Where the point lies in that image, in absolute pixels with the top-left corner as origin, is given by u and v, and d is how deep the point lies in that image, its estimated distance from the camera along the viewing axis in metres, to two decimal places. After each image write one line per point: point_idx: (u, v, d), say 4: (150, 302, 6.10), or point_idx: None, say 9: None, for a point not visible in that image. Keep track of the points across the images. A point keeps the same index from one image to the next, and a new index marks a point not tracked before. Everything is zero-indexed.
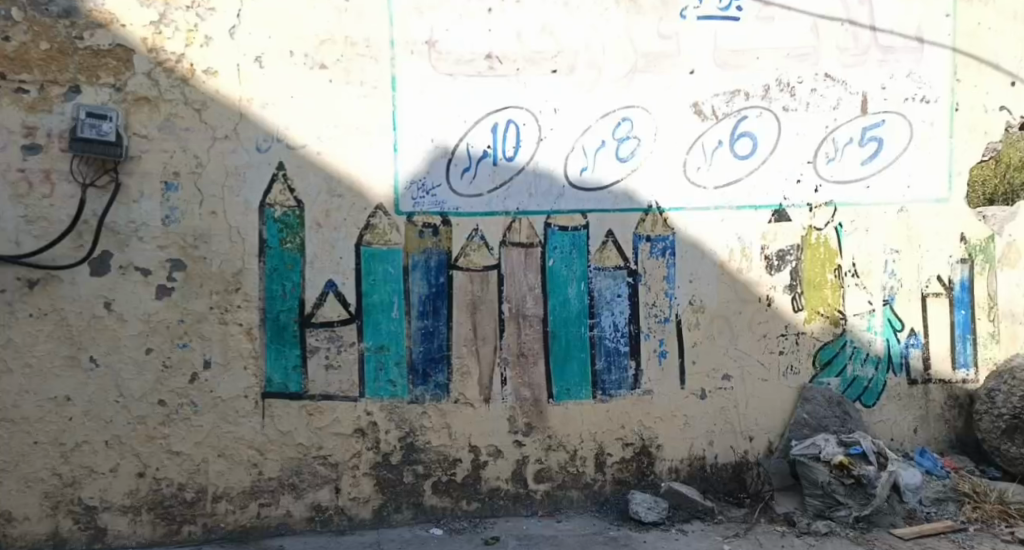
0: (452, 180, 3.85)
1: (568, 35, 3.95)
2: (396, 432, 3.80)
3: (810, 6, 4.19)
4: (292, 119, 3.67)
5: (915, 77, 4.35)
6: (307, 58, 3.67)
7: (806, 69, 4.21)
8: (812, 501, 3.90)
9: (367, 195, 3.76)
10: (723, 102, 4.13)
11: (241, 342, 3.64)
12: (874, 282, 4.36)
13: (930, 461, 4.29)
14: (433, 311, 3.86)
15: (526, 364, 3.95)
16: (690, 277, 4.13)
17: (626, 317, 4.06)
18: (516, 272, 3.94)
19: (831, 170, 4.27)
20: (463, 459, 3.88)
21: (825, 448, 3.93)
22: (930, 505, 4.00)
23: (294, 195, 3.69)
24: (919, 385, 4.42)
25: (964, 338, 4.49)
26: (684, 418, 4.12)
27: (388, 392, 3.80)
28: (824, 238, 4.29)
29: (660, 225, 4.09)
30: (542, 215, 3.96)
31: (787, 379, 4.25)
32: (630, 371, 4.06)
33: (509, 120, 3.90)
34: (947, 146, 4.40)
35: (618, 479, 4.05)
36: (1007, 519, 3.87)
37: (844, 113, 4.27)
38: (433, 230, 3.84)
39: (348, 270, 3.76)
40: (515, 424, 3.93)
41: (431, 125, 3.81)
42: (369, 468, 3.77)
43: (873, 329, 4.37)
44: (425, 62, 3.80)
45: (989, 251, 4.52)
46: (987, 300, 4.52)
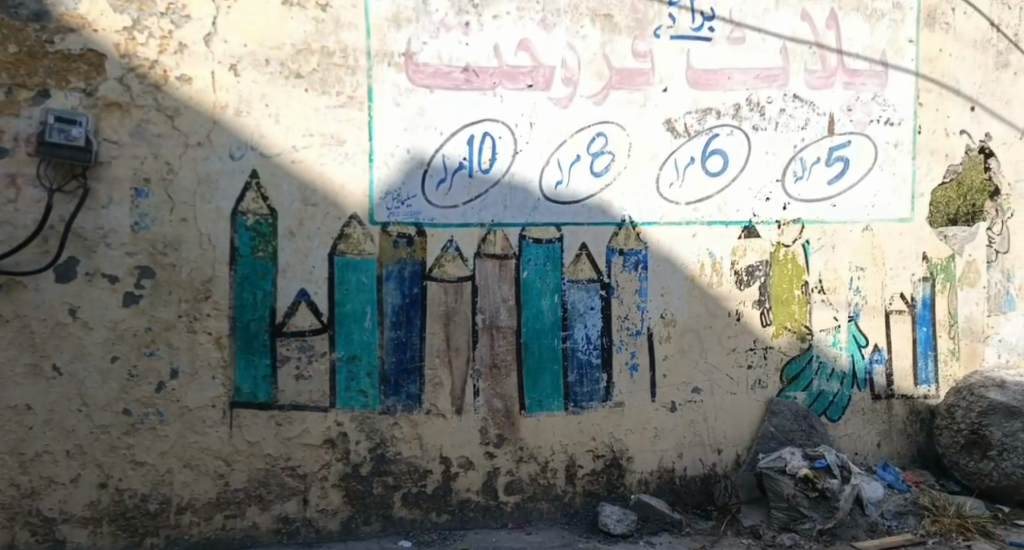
0: (427, 191, 3.86)
1: (545, 51, 4.00)
2: (366, 443, 3.78)
3: (780, 29, 4.31)
4: (266, 128, 3.66)
5: (880, 100, 4.48)
6: (283, 67, 3.67)
7: (776, 89, 4.31)
8: (777, 513, 3.96)
9: (342, 204, 3.76)
10: (696, 120, 4.21)
11: (210, 351, 3.60)
12: (840, 299, 4.47)
13: (892, 475, 4.38)
14: (406, 321, 3.86)
15: (498, 376, 3.96)
16: (662, 291, 4.19)
17: (599, 329, 4.10)
18: (490, 283, 3.96)
19: (799, 189, 4.38)
20: (434, 471, 3.87)
21: (791, 461, 3.98)
22: (892, 519, 4.08)
23: (267, 203, 3.68)
24: (883, 400, 4.53)
25: (926, 354, 4.62)
26: (654, 431, 4.16)
27: (359, 403, 3.78)
28: (792, 254, 4.38)
29: (633, 239, 4.14)
30: (516, 227, 3.99)
31: (755, 393, 4.32)
32: (602, 383, 4.10)
33: (485, 132, 3.94)
34: (910, 167, 4.54)
35: (588, 491, 4.07)
36: (965, 533, 3.95)
37: (812, 133, 4.38)
38: (408, 240, 3.85)
39: (321, 279, 3.75)
40: (486, 435, 3.93)
41: (407, 136, 3.83)
42: (338, 479, 3.74)
43: (839, 344, 4.46)
44: (402, 73, 3.82)
45: (950, 270, 4.67)
46: (948, 318, 4.67)
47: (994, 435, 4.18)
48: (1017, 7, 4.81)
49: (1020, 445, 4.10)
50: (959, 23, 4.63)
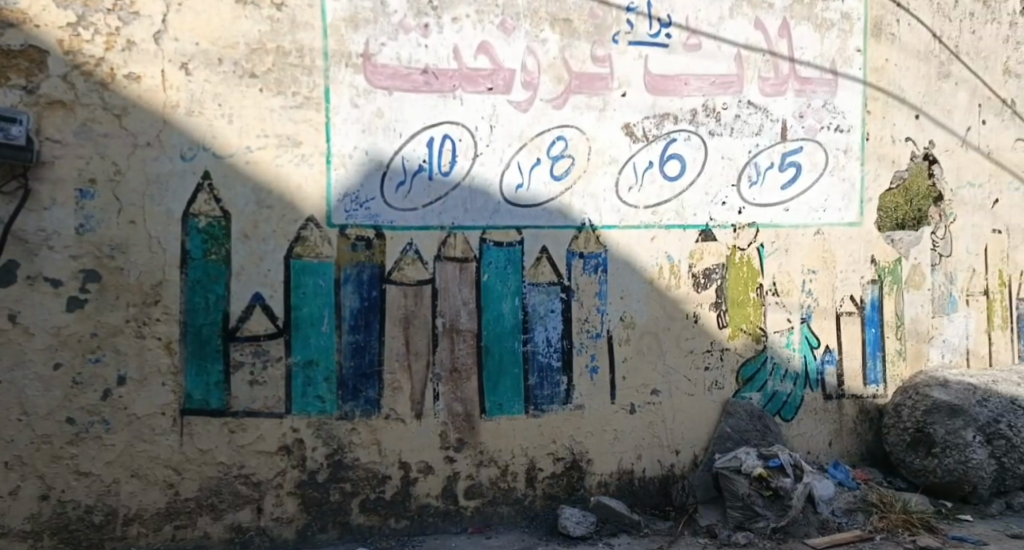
0: (386, 194, 3.83)
1: (504, 55, 4.01)
2: (323, 449, 3.72)
3: (735, 37, 4.40)
4: (220, 128, 3.57)
5: (830, 107, 4.61)
6: (236, 67, 3.59)
7: (731, 96, 4.41)
8: (733, 512, 4.01)
9: (299, 206, 3.70)
10: (654, 124, 4.27)
11: (159, 357, 3.50)
12: (793, 301, 4.57)
13: (843, 473, 4.51)
14: (365, 325, 3.81)
15: (458, 379, 3.94)
16: (621, 294, 4.23)
17: (559, 332, 4.12)
18: (450, 286, 3.94)
19: (754, 193, 4.47)
20: (392, 476, 3.82)
21: (746, 461, 4.06)
22: (842, 516, 4.18)
23: (220, 205, 3.59)
24: (834, 400, 4.66)
25: (875, 355, 4.77)
26: (613, 433, 4.19)
27: (316, 408, 3.72)
28: (748, 258, 4.47)
29: (593, 243, 4.17)
30: (477, 230, 3.98)
31: (712, 394, 4.40)
32: (562, 386, 4.11)
33: (445, 135, 3.92)
34: (859, 173, 4.68)
35: (548, 494, 4.08)
36: (911, 528, 4.03)
37: (766, 139, 4.49)
38: (366, 243, 3.80)
39: (276, 283, 3.68)
40: (446, 440, 3.91)
41: (366, 138, 3.79)
42: (294, 487, 3.67)
43: (792, 345, 4.57)
44: (360, 74, 3.78)
45: (897, 273, 4.83)
46: (895, 319, 4.83)
47: (938, 433, 4.32)
48: (958, 19, 5.00)
49: (961, 442, 4.25)
50: (904, 35, 4.80)
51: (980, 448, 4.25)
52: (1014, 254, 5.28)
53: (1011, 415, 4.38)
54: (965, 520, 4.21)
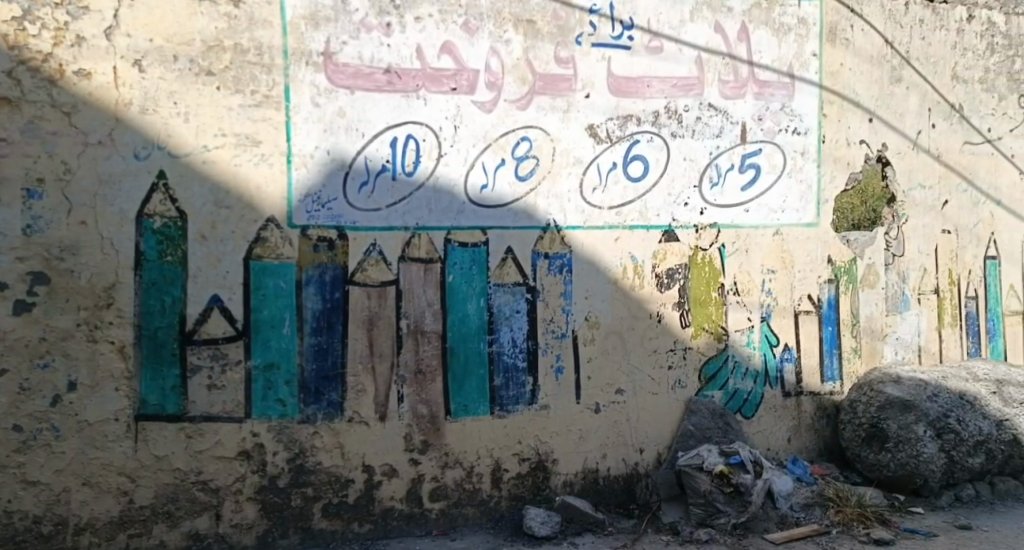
0: (348, 194, 3.78)
1: (468, 55, 4.00)
2: (284, 453, 3.66)
3: (695, 40, 4.47)
4: (175, 127, 3.49)
5: (788, 110, 4.71)
6: (191, 64, 3.51)
7: (692, 98, 4.47)
8: (695, 509, 4.04)
9: (258, 206, 3.63)
10: (617, 126, 4.31)
11: (112, 361, 3.40)
12: (753, 300, 4.66)
13: (801, 469, 4.61)
14: (328, 327, 3.76)
15: (423, 381, 3.92)
16: (586, 294, 4.25)
17: (524, 333, 4.12)
18: (415, 287, 3.91)
19: (715, 195, 4.54)
20: (356, 480, 3.77)
21: (707, 458, 4.10)
22: (800, 511, 4.23)
23: (176, 205, 3.51)
24: (792, 397, 4.76)
25: (831, 352, 4.89)
26: (579, 432, 4.21)
27: (277, 412, 3.65)
28: (709, 258, 4.54)
29: (557, 243, 4.19)
30: (441, 231, 3.96)
31: (675, 393, 4.45)
32: (527, 386, 4.12)
33: (409, 134, 3.89)
34: (816, 175, 4.79)
35: (513, 495, 4.08)
36: (865, 521, 4.11)
37: (726, 141, 4.56)
38: (329, 244, 3.75)
39: (235, 284, 3.60)
40: (410, 442, 3.88)
41: (328, 137, 3.74)
42: (253, 492, 3.60)
43: (752, 344, 4.65)
44: (321, 73, 3.72)
45: (852, 272, 4.96)
46: (851, 317, 4.95)
47: (890, 428, 4.44)
48: (909, 26, 5.16)
49: (913, 436, 4.37)
50: (857, 40, 4.93)
51: (930, 442, 4.38)
52: (963, 254, 5.45)
53: (959, 410, 4.54)
54: (916, 512, 4.34)
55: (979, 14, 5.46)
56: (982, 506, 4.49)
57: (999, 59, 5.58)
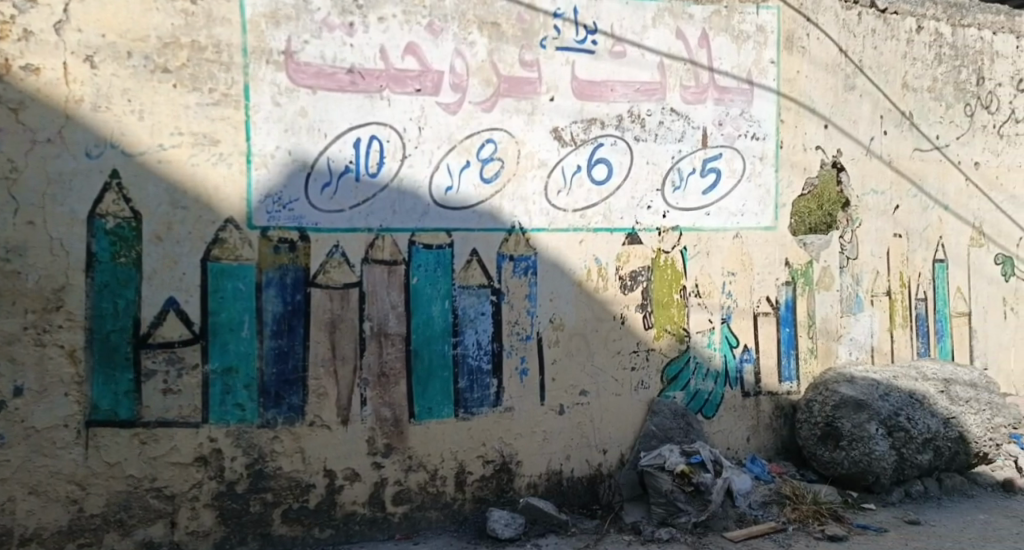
0: (310, 195, 3.73)
1: (432, 56, 3.99)
2: (243, 459, 3.58)
3: (657, 46, 4.54)
4: (128, 125, 3.40)
5: (747, 116, 4.81)
6: (146, 61, 3.42)
7: (655, 103, 4.54)
8: (657, 508, 4.09)
9: (217, 207, 3.56)
10: (582, 129, 4.35)
11: (62, 366, 3.30)
12: (714, 302, 4.74)
13: (759, 467, 4.69)
14: (289, 329, 3.70)
15: (386, 384, 3.88)
16: (550, 296, 4.27)
17: (489, 335, 4.12)
18: (378, 289, 3.88)
19: (677, 198, 4.61)
20: (317, 485, 3.72)
21: (669, 457, 4.16)
22: (758, 509, 4.29)
23: (130, 205, 3.42)
24: (752, 397, 4.85)
25: (789, 353, 5.00)
26: (543, 434, 4.22)
27: (235, 417, 3.58)
28: (671, 260, 4.60)
29: (522, 245, 4.20)
30: (406, 232, 3.94)
31: (638, 393, 4.50)
32: (491, 389, 4.12)
33: (372, 136, 3.86)
34: (774, 180, 4.90)
35: (477, 497, 4.07)
36: (820, 518, 4.20)
37: (688, 146, 4.64)
38: (290, 246, 3.70)
39: (192, 286, 3.52)
40: (373, 446, 3.84)
41: (289, 137, 3.68)
42: (211, 499, 3.52)
43: (713, 345, 4.73)
44: (282, 72, 3.67)
45: (809, 274, 5.08)
46: (807, 319, 5.08)
47: (844, 427, 4.56)
48: (862, 35, 5.32)
49: (866, 435, 4.49)
50: (813, 48, 5.06)
51: (882, 440, 4.50)
52: (913, 257, 5.63)
53: (909, 409, 4.69)
54: (868, 508, 4.46)
55: (928, 25, 5.66)
56: (931, 502, 4.64)
57: (946, 69, 5.79)
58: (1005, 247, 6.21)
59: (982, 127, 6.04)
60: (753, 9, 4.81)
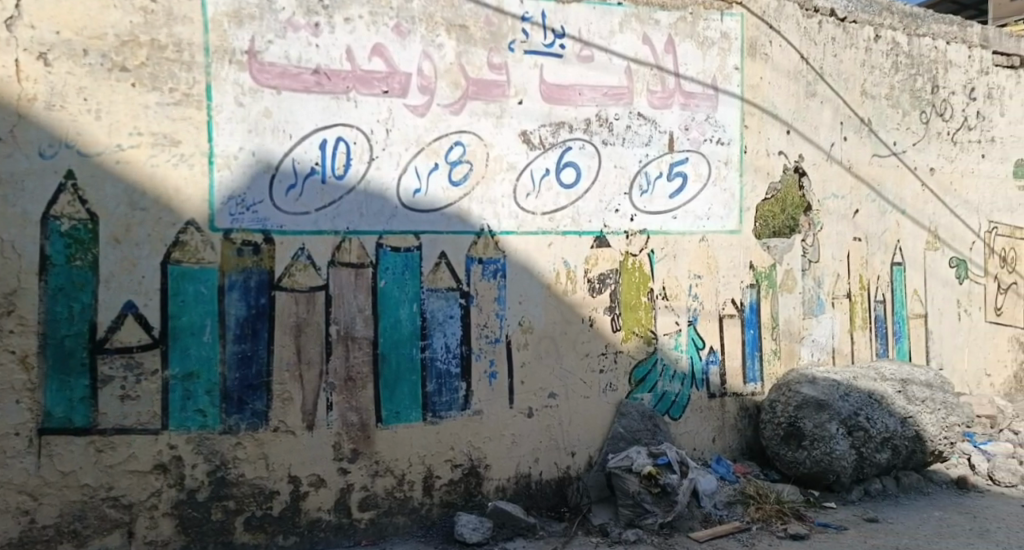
0: (275, 197, 3.67)
1: (399, 58, 3.96)
2: (204, 466, 3.50)
3: (624, 50, 4.58)
4: (85, 124, 3.31)
5: (712, 121, 4.88)
6: (103, 59, 3.34)
7: (622, 107, 4.58)
8: (623, 510, 4.10)
9: (178, 209, 3.48)
10: (550, 132, 4.36)
11: (13, 373, 3.20)
12: (680, 304, 4.79)
13: (724, 468, 4.76)
14: (252, 333, 3.63)
15: (353, 389, 3.84)
16: (519, 299, 4.27)
17: (458, 338, 4.10)
18: (345, 292, 3.83)
19: (644, 202, 4.65)
20: (281, 491, 3.65)
21: (636, 459, 4.17)
22: (723, 509, 4.36)
23: (87, 206, 3.33)
24: (717, 398, 4.92)
25: (753, 354, 5.08)
26: (511, 437, 4.21)
27: (196, 423, 3.50)
28: (639, 263, 4.64)
29: (491, 248, 4.19)
30: (373, 235, 3.90)
31: (606, 395, 4.53)
32: (460, 392, 4.10)
33: (339, 137, 3.81)
34: (738, 184, 4.97)
35: (445, 501, 4.04)
36: (782, 517, 4.26)
37: (655, 150, 4.69)
38: (253, 248, 3.63)
39: (152, 290, 3.44)
40: (340, 451, 3.79)
41: (253, 138, 3.62)
42: (170, 508, 3.43)
43: (680, 347, 4.78)
44: (245, 72, 3.60)
45: (772, 277, 5.17)
46: (771, 320, 5.17)
47: (806, 427, 4.64)
48: (822, 43, 5.44)
49: (826, 435, 4.58)
50: (776, 55, 5.16)
51: (842, 440, 4.59)
52: (872, 260, 5.78)
53: (868, 409, 4.79)
54: (829, 507, 4.54)
55: (885, 34, 5.82)
56: (889, 499, 4.74)
57: (903, 78, 5.96)
58: (959, 250, 6.40)
59: (937, 133, 6.22)
60: (717, 16, 4.89)
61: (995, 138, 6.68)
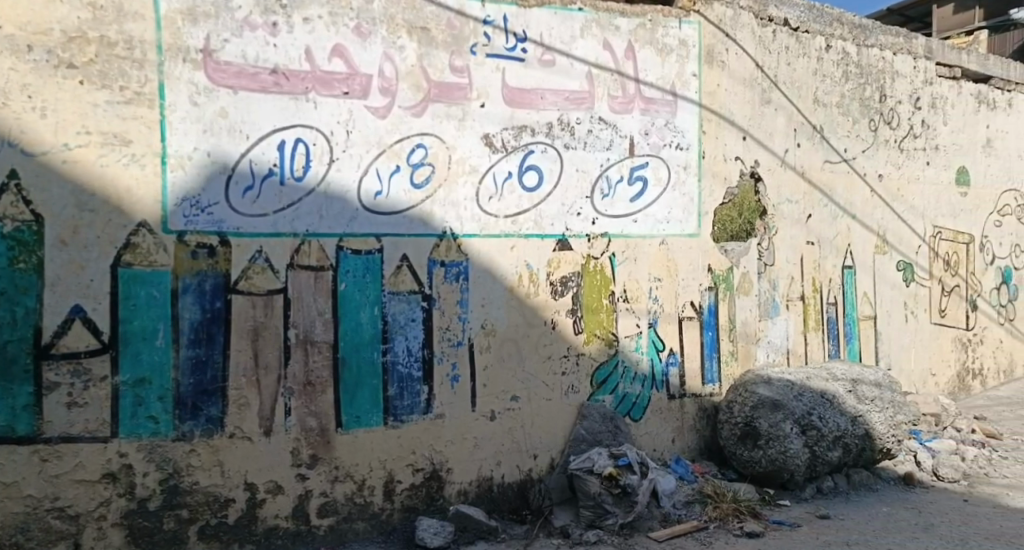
0: (231, 198, 3.60)
1: (360, 59, 3.92)
2: (155, 474, 3.40)
3: (585, 55, 4.63)
4: (29, 122, 3.20)
5: (671, 126, 4.96)
6: (49, 55, 3.23)
7: (584, 111, 4.62)
8: (584, 511, 4.12)
9: (129, 210, 3.38)
10: (512, 136, 4.37)
11: None
12: (641, 307, 4.85)
13: (683, 468, 4.82)
14: (207, 338, 3.55)
15: (312, 393, 3.78)
16: (482, 302, 4.26)
17: (420, 342, 4.08)
18: (304, 296, 3.78)
19: (605, 205, 4.70)
20: (237, 499, 3.57)
21: (597, 461, 4.21)
22: (682, 508, 4.39)
23: (31, 207, 3.21)
24: (677, 399, 4.99)
25: (712, 356, 5.17)
26: (473, 440, 4.20)
27: (147, 430, 3.40)
28: (600, 266, 4.68)
29: (453, 251, 4.18)
30: (333, 238, 3.85)
31: (568, 398, 4.55)
32: (422, 396, 4.07)
33: (298, 138, 3.76)
34: (697, 188, 5.06)
35: (406, 506, 4.00)
36: (739, 515, 4.34)
37: (615, 154, 4.74)
38: (209, 251, 3.55)
39: (100, 294, 3.33)
40: (298, 457, 3.72)
41: (208, 138, 3.54)
42: (119, 518, 3.33)
43: (640, 349, 4.84)
44: (199, 71, 3.52)
45: (729, 280, 5.27)
46: (728, 322, 5.27)
47: (762, 426, 4.74)
48: (776, 52, 5.57)
49: (781, 434, 4.68)
50: (732, 63, 5.27)
51: (796, 439, 4.70)
52: (824, 263, 5.94)
53: (821, 408, 4.91)
54: (783, 504, 4.63)
55: (836, 44, 6.00)
56: (840, 496, 4.87)
57: (853, 86, 6.15)
58: (905, 253, 6.63)
59: (885, 141, 6.44)
60: (676, 23, 4.98)
61: (938, 146, 6.94)
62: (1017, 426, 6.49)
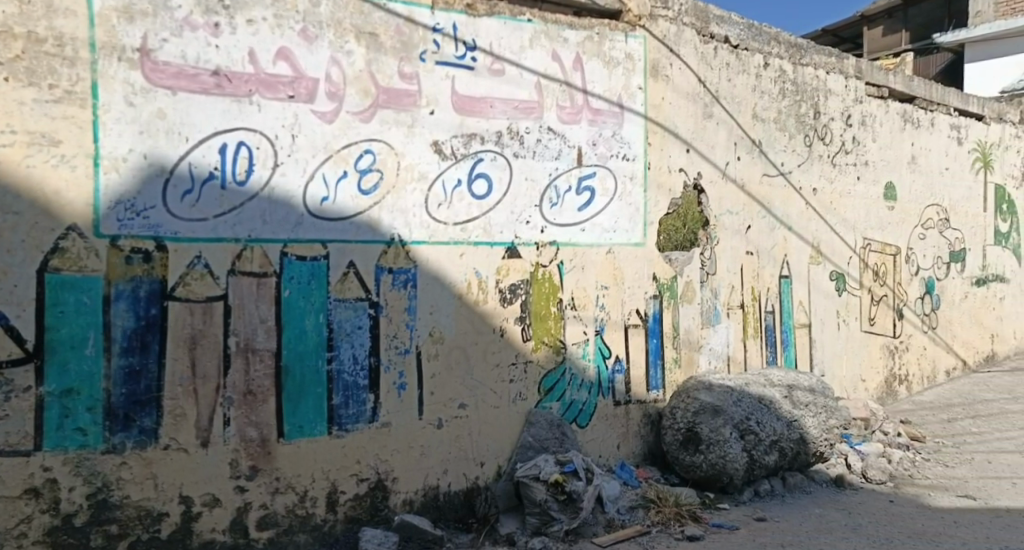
0: (169, 202, 3.48)
1: (306, 63, 3.86)
2: (83, 488, 3.25)
3: (533, 65, 4.67)
4: None
5: (618, 137, 5.05)
6: None
7: (533, 121, 4.66)
8: (530, 519, 4.12)
9: (58, 213, 3.23)
10: (461, 143, 4.37)
11: None
12: (588, 314, 4.91)
13: (627, 473, 4.91)
14: (142, 346, 3.41)
15: (253, 403, 3.68)
16: (430, 309, 4.24)
17: (366, 349, 4.03)
18: (246, 303, 3.68)
19: (554, 214, 4.75)
20: (171, 513, 3.44)
21: (544, 467, 4.22)
22: (626, 513, 4.44)
23: None
24: (622, 405, 5.06)
25: (656, 363, 5.27)
26: (420, 449, 4.17)
27: (75, 443, 3.24)
28: (548, 274, 4.72)
29: (401, 258, 4.15)
30: (277, 243, 3.77)
31: (516, 405, 4.56)
32: (367, 404, 4.02)
33: (241, 142, 3.67)
34: (642, 199, 5.16)
35: (350, 517, 3.93)
36: (680, 519, 4.41)
37: (564, 164, 4.80)
38: (144, 256, 3.43)
39: (25, 301, 3.17)
40: (237, 468, 3.61)
41: (145, 139, 3.41)
42: (42, 535, 3.16)
43: (587, 356, 4.90)
44: (136, 71, 3.40)
45: (673, 288, 5.39)
46: (672, 330, 5.38)
47: (703, 431, 4.85)
48: (718, 68, 5.74)
49: (721, 438, 4.79)
50: (676, 77, 5.41)
51: (735, 443, 4.81)
52: (763, 272, 6.13)
53: (759, 413, 5.06)
54: (723, 508, 4.74)
55: (773, 62, 6.23)
56: (777, 499, 4.99)
57: (789, 103, 6.39)
58: (838, 264, 6.91)
59: (819, 156, 6.70)
60: (622, 37, 5.08)
61: (868, 161, 7.27)
62: (939, 428, 6.83)
